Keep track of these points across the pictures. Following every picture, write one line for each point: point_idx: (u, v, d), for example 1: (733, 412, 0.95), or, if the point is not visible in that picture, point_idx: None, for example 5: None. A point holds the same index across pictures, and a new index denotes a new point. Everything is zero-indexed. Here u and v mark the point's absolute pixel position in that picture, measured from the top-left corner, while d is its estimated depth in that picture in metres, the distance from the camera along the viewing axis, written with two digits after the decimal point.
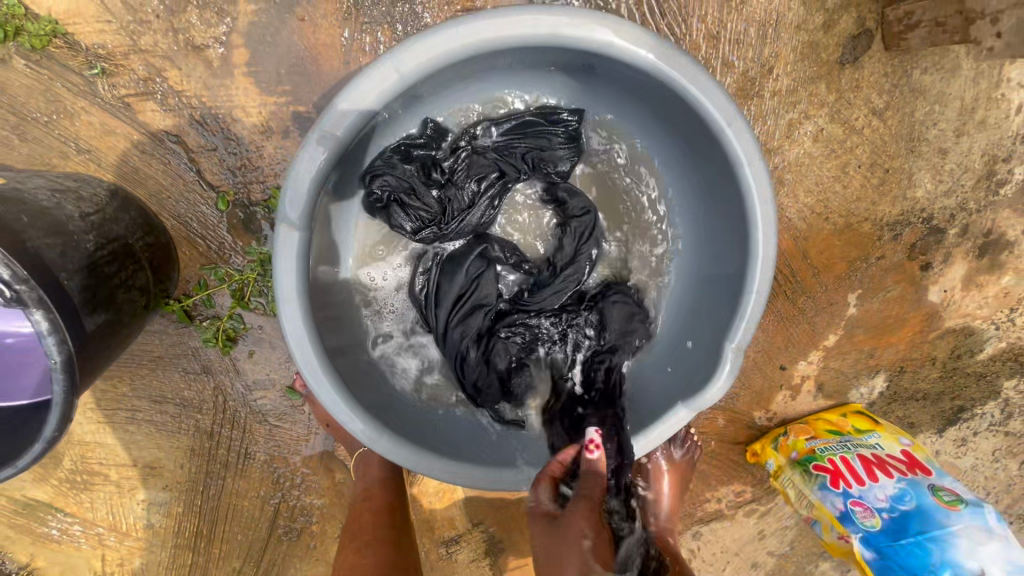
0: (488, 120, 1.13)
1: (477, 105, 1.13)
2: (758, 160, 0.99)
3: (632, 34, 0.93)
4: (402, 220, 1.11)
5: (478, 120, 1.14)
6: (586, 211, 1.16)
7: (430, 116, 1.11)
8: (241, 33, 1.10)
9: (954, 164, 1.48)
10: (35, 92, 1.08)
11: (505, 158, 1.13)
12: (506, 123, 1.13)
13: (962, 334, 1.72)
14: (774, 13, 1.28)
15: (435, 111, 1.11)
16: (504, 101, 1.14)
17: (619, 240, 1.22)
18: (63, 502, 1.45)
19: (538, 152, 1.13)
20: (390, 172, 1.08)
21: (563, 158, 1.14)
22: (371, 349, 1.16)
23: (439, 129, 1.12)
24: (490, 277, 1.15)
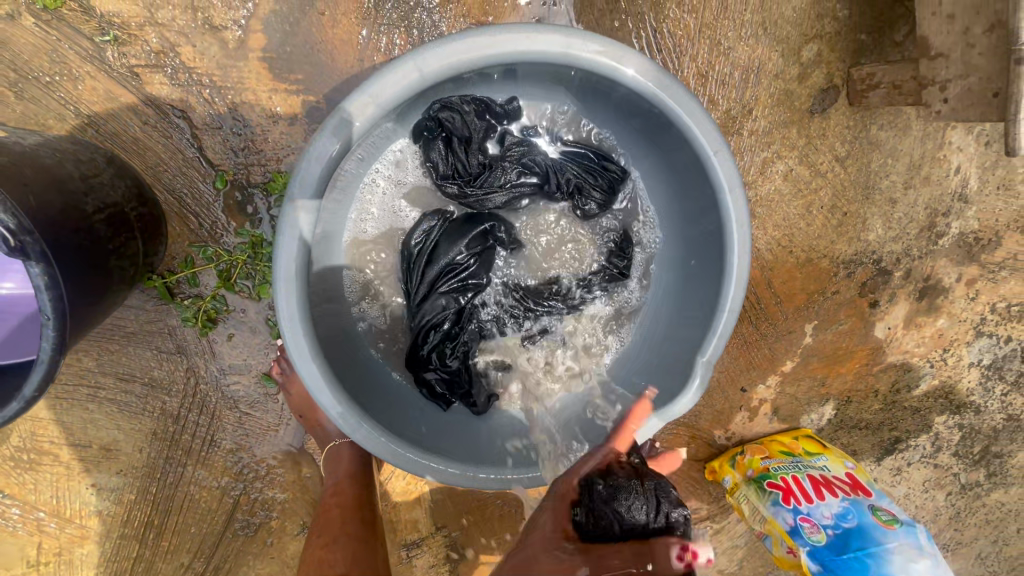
0: (555, 134, 1.24)
1: (551, 109, 1.21)
2: (739, 189, 1.09)
3: (637, 63, 1.01)
4: (437, 159, 1.15)
5: (548, 124, 1.23)
6: (609, 223, 1.29)
7: (517, 95, 1.17)
8: (260, 20, 1.13)
9: (902, 213, 1.65)
10: (40, 51, 1.06)
11: (555, 172, 1.22)
12: (568, 145, 1.24)
13: (902, 369, 1.88)
14: (757, 61, 1.40)
15: (521, 92, 1.17)
16: (557, 114, 1.22)
17: (629, 262, 1.29)
18: (4, 482, 1.37)
19: (580, 181, 1.22)
20: (462, 113, 1.11)
21: (596, 199, 1.24)
22: (354, 315, 1.21)
23: (517, 110, 1.18)
24: (487, 256, 1.22)
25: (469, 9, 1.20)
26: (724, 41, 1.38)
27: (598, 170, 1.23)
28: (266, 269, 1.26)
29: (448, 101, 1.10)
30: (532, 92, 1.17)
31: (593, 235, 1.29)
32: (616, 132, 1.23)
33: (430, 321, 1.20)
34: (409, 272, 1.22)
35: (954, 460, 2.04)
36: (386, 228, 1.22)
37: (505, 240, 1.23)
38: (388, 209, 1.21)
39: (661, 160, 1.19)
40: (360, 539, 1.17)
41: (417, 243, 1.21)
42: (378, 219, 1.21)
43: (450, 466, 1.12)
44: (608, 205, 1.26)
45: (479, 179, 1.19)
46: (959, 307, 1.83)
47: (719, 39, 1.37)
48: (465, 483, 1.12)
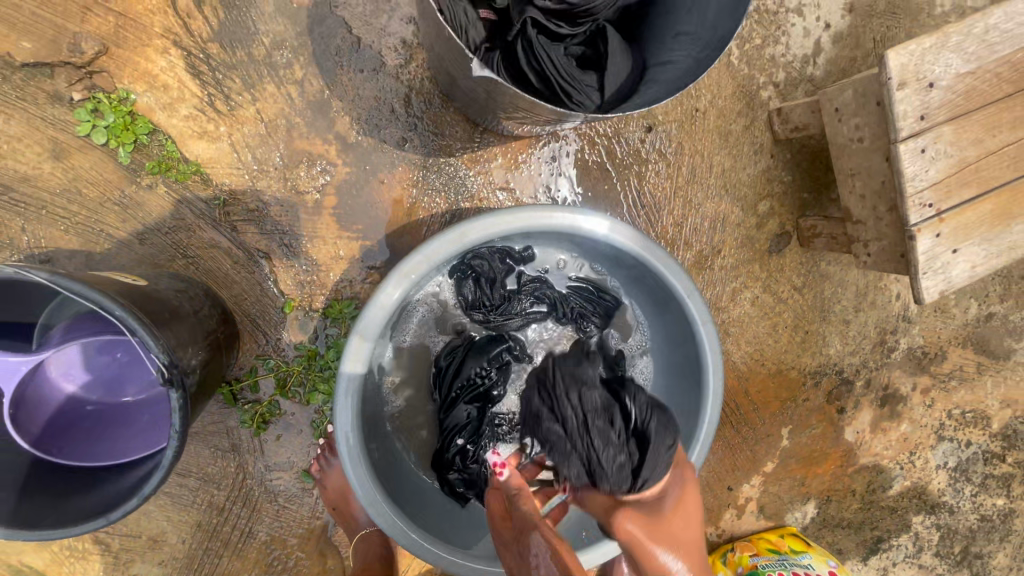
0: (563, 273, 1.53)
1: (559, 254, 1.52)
2: (711, 323, 1.35)
3: (625, 230, 1.32)
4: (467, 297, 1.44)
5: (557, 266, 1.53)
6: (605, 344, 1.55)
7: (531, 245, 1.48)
8: (334, 186, 1.45)
9: (856, 331, 1.93)
10: (165, 210, 1.37)
11: (561, 303, 1.50)
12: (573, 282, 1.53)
13: (875, 470, 2.07)
14: (722, 213, 1.72)
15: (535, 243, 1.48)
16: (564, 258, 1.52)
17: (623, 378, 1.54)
18: (56, 571, 1.49)
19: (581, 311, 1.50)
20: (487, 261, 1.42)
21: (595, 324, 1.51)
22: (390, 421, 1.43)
23: (531, 255, 1.49)
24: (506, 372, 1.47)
25: (494, 177, 1.54)
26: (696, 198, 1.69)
27: (596, 302, 1.51)
28: (316, 378, 1.49)
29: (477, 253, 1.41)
30: (544, 242, 1.48)
31: (593, 353, 1.55)
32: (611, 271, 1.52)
33: (456, 427, 1.42)
34: (439, 385, 1.46)
35: (937, 560, 2.17)
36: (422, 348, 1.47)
37: (519, 358, 1.49)
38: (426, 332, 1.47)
39: (647, 295, 1.47)
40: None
41: (446, 360, 1.46)
42: (417, 341, 1.47)
43: (467, 560, 1.29)
44: (606, 329, 1.53)
45: (499, 310, 1.47)
46: (918, 412, 2.06)
47: (692, 198, 1.69)
48: (479, 575, 1.28)
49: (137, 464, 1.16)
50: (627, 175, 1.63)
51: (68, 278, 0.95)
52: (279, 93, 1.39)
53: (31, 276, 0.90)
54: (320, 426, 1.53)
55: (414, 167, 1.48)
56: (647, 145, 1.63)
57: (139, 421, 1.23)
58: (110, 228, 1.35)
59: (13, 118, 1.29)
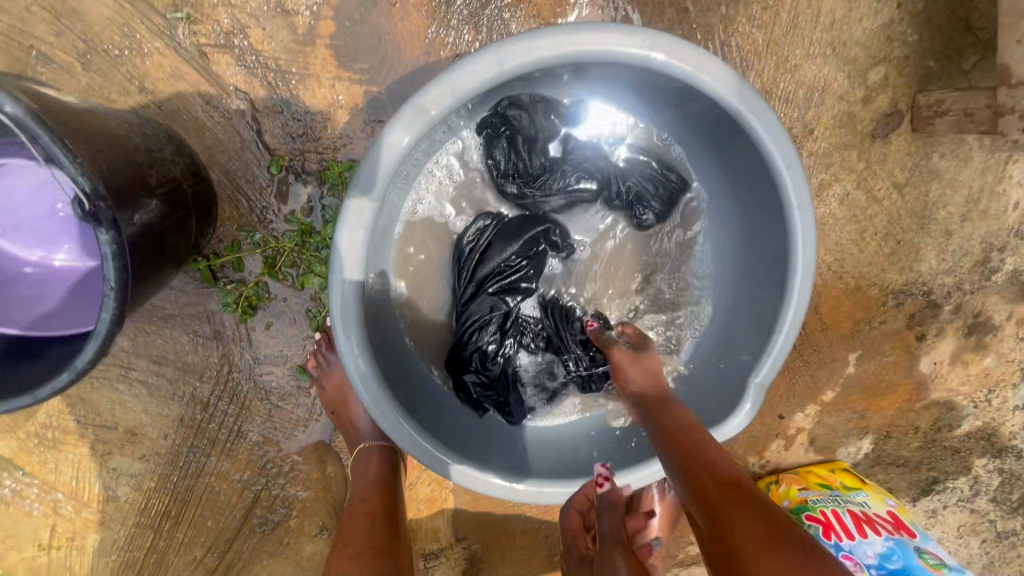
0: (617, 142, 1.21)
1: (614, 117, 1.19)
2: (809, 207, 1.05)
3: (717, 70, 0.98)
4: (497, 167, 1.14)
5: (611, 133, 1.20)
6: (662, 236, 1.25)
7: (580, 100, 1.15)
8: (332, 8, 1.12)
9: (957, 246, 1.61)
10: (113, 24, 1.05)
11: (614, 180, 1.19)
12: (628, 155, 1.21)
13: (944, 408, 1.83)
14: (822, 80, 1.35)
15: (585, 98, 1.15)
16: (621, 122, 1.19)
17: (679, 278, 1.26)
18: (25, 459, 1.33)
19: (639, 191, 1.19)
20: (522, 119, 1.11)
21: (654, 209, 1.21)
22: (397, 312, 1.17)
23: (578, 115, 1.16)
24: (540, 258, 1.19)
25: (539, 9, 1.19)
26: (791, 58, 1.33)
27: (658, 180, 1.20)
28: (311, 258, 1.23)
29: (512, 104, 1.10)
30: (598, 97, 1.15)
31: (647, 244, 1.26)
32: (684, 140, 1.19)
33: (477, 320, 1.17)
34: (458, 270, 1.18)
35: (991, 506, 1.99)
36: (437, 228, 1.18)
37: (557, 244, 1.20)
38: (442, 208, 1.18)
39: (724, 171, 1.16)
40: (384, 553, 1.01)
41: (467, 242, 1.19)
42: (434, 215, 1.18)
43: (486, 474, 1.07)
44: (665, 218, 1.23)
45: (537, 182, 1.16)
46: (1008, 346, 1.78)
47: (787, 57, 1.32)
48: (500, 492, 1.07)
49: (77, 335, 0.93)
50: (709, 20, 1.27)
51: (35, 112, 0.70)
52: None
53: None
54: (317, 317, 1.29)
55: None
56: None
57: (88, 287, 0.98)
58: (43, 44, 1.04)
59: None
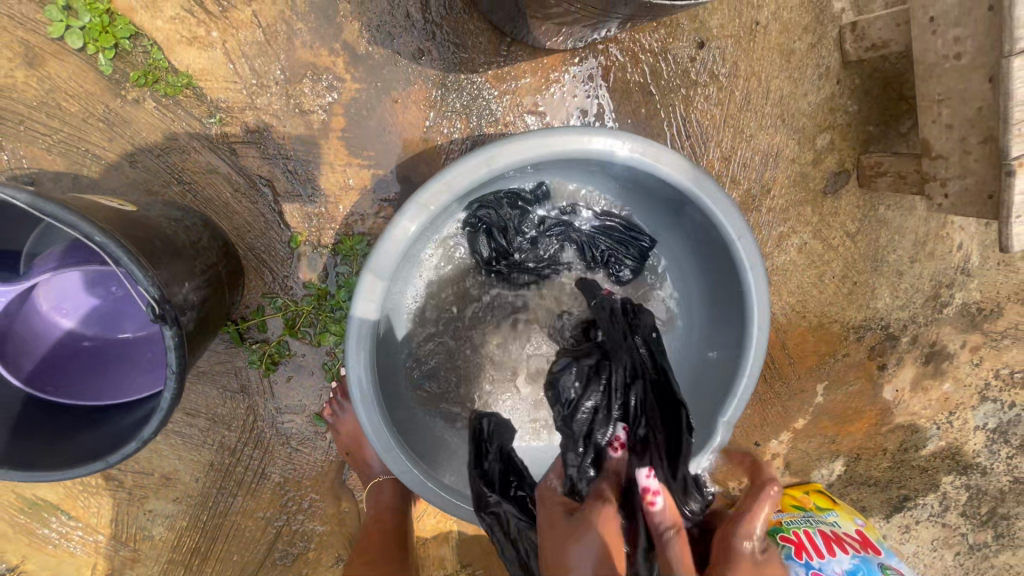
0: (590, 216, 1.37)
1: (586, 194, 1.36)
2: (760, 268, 1.21)
3: (672, 160, 1.15)
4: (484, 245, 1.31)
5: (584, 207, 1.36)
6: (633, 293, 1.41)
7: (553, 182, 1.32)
8: (342, 107, 1.29)
9: (909, 284, 1.78)
10: (156, 129, 1.22)
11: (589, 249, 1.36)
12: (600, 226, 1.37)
13: (910, 430, 1.98)
14: (776, 147, 1.53)
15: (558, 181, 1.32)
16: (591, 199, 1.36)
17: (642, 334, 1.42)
18: (70, 505, 1.47)
19: (611, 257, 1.36)
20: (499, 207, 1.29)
21: (626, 268, 1.37)
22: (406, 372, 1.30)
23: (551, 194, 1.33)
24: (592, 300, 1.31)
25: (522, 99, 1.36)
26: (747, 129, 1.50)
27: (627, 246, 1.36)
28: (327, 319, 1.39)
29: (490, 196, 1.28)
30: (572, 178, 1.31)
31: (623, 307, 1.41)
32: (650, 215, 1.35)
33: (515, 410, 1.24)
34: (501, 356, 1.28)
35: (961, 519, 2.14)
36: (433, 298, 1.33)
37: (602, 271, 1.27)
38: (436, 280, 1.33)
39: (687, 240, 1.32)
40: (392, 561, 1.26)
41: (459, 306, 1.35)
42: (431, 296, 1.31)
43: None
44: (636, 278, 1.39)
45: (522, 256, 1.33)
46: (964, 371, 1.95)
47: (743, 128, 1.50)
48: None
49: (137, 404, 1.09)
50: (672, 100, 1.44)
51: (43, 198, 0.82)
52: None
53: (66, 223, 0.81)
54: (332, 368, 1.45)
55: (431, 85, 1.31)
56: (697, 64, 1.43)
57: (140, 359, 1.14)
58: (97, 149, 1.21)
59: None
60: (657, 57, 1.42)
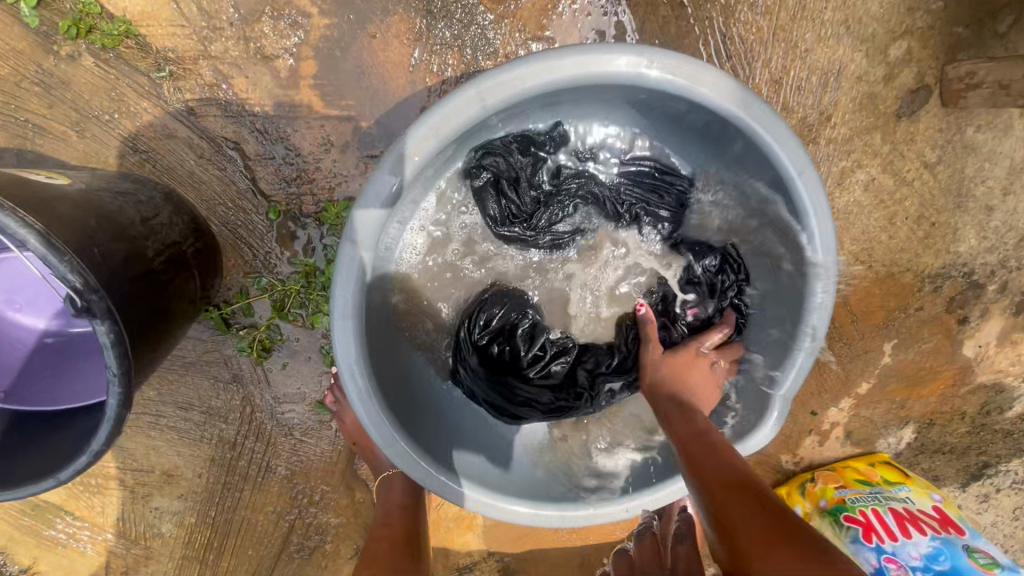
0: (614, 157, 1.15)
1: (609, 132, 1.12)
2: (827, 211, 0.97)
3: (713, 78, 0.91)
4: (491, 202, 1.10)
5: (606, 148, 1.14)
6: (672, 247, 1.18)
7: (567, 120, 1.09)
8: (311, 48, 1.09)
9: (1000, 221, 1.49)
10: (100, 89, 1.05)
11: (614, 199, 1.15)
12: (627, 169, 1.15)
13: (993, 390, 1.73)
14: (838, 62, 1.25)
15: (574, 118, 1.09)
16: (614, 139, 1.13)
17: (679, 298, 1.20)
18: (74, 505, 1.40)
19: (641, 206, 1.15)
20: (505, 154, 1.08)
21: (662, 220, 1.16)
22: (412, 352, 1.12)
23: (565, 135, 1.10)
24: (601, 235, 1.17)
25: (525, 22, 1.13)
26: (802, 42, 1.23)
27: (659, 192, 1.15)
28: (319, 298, 1.23)
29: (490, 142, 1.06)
30: (590, 113, 1.08)
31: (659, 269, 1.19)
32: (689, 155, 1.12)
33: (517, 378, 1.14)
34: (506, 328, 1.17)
35: None
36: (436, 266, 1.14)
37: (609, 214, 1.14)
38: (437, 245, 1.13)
39: (733, 180, 1.08)
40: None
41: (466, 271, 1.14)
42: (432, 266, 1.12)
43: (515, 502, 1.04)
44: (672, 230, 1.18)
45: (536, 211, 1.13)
46: None
47: (796, 41, 1.23)
48: (528, 519, 1.04)
49: (98, 407, 0.95)
50: (707, 12, 1.19)
51: None
52: None
53: None
54: (330, 353, 1.30)
55: (415, 13, 1.10)
56: None
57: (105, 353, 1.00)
58: (37, 117, 1.06)
59: None
60: None
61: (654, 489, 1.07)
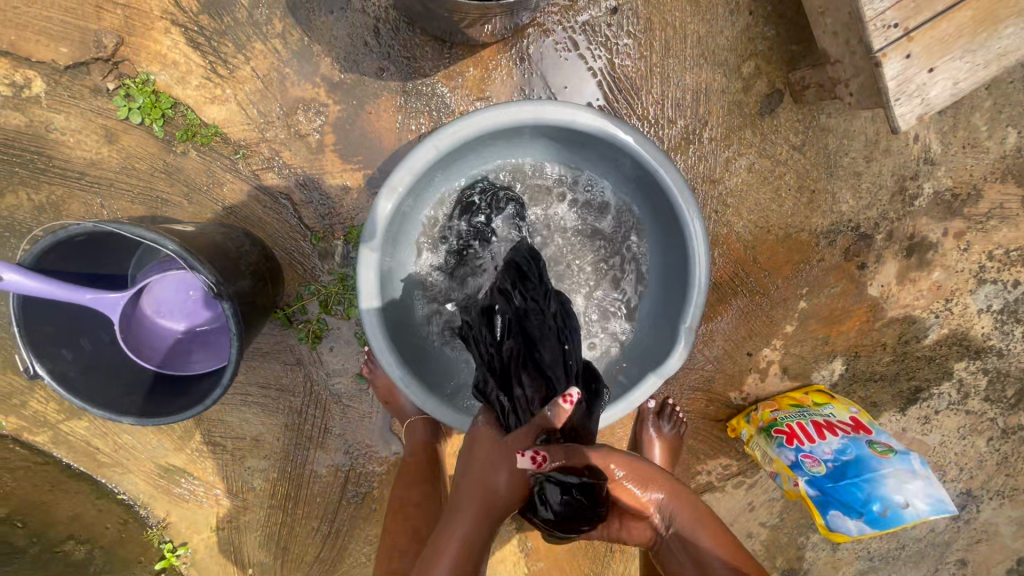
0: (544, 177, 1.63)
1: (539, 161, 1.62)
2: (687, 191, 1.43)
3: (588, 115, 1.42)
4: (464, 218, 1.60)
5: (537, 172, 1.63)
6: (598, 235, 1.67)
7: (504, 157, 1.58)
8: (330, 125, 1.63)
9: (870, 183, 1.89)
10: (201, 170, 1.63)
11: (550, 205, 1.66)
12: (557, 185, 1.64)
13: (907, 322, 2.05)
14: (704, 83, 1.72)
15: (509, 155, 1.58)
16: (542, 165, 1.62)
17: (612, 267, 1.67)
18: (193, 468, 1.93)
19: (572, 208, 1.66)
20: (466, 184, 1.59)
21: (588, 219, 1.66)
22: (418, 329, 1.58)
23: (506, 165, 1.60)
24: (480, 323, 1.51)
25: (470, 90, 1.65)
26: (673, 74, 1.71)
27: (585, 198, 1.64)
28: (351, 296, 1.75)
29: (456, 177, 1.57)
30: (520, 150, 1.57)
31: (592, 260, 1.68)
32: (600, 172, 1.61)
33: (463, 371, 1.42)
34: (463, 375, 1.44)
35: (986, 405, 2.14)
36: (428, 270, 1.61)
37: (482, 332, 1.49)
38: (428, 254, 1.61)
39: (628, 181, 1.56)
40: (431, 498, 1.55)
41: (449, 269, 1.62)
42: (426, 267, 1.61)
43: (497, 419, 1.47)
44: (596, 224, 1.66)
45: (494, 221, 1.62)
46: (953, 258, 2.00)
47: (669, 73, 1.70)
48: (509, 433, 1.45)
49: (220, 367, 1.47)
50: (599, 64, 1.68)
51: (137, 225, 1.24)
52: (267, 48, 1.58)
53: (150, 239, 1.22)
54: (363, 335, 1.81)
55: (396, 94, 1.63)
56: (614, 29, 1.66)
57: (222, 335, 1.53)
58: (163, 193, 1.63)
59: (70, 114, 1.57)
60: (579, 30, 1.66)
61: (613, 406, 1.46)
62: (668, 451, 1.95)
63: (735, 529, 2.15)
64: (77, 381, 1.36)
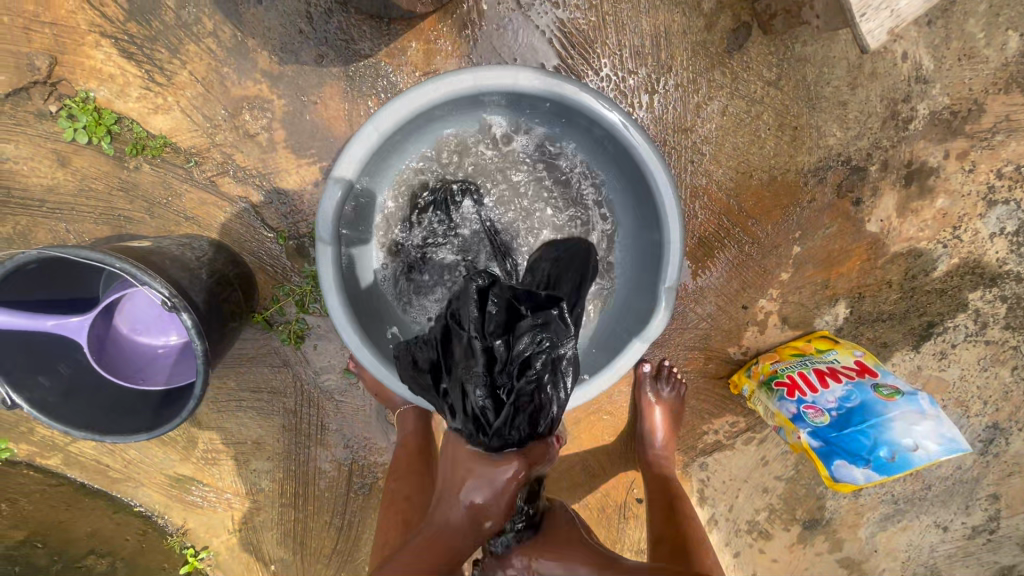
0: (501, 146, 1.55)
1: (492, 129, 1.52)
2: (646, 143, 1.35)
3: (530, 75, 1.33)
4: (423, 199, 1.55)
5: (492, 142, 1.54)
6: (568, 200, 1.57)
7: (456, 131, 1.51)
8: (278, 121, 1.59)
9: (857, 111, 1.77)
10: (157, 183, 1.61)
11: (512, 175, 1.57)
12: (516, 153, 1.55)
13: (912, 256, 1.92)
14: (662, 26, 1.63)
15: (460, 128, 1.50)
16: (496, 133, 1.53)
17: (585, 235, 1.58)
18: (202, 475, 1.98)
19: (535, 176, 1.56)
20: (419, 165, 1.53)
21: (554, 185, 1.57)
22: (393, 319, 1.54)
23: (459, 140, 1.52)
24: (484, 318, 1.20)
25: (415, 66, 1.58)
26: (626, 21, 1.63)
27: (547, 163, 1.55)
28: None
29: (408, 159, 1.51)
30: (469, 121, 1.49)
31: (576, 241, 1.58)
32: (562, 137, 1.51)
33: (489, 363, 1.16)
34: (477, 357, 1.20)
35: (1008, 333, 1.99)
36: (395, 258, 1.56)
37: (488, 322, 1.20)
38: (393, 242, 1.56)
39: (588, 140, 1.47)
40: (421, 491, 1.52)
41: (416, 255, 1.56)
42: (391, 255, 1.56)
43: None
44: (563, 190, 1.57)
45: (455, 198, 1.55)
46: (957, 182, 1.86)
47: (623, 21, 1.63)
48: None
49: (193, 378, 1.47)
50: (547, 21, 1.60)
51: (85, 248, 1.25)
52: (201, 49, 1.54)
53: (95, 260, 1.21)
54: None
55: (339, 80, 1.57)
56: None
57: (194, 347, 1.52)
58: (124, 211, 1.62)
59: (21, 142, 1.57)
60: None
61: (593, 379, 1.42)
62: (669, 415, 1.93)
63: (749, 485, 2.11)
64: (59, 406, 1.40)
